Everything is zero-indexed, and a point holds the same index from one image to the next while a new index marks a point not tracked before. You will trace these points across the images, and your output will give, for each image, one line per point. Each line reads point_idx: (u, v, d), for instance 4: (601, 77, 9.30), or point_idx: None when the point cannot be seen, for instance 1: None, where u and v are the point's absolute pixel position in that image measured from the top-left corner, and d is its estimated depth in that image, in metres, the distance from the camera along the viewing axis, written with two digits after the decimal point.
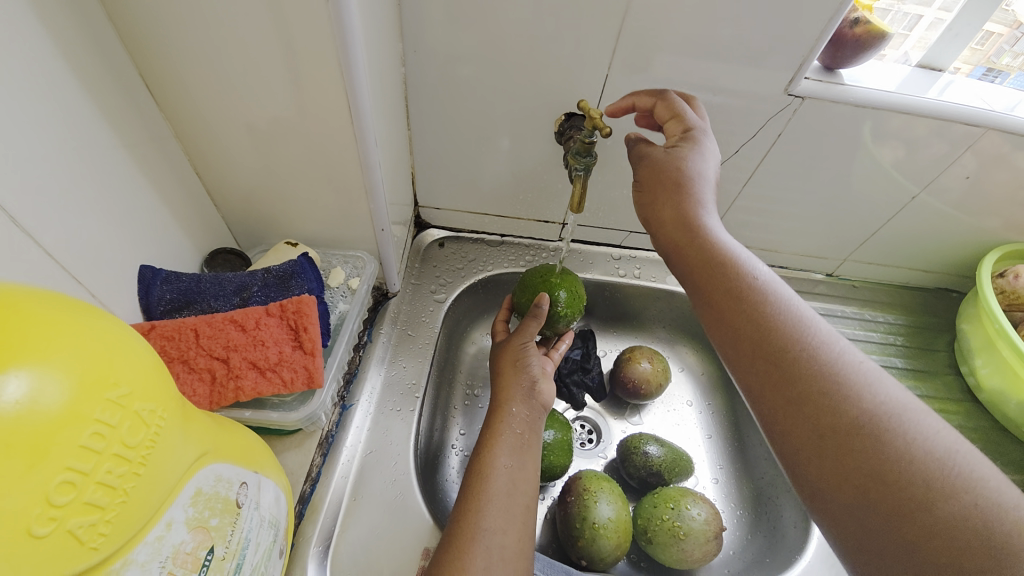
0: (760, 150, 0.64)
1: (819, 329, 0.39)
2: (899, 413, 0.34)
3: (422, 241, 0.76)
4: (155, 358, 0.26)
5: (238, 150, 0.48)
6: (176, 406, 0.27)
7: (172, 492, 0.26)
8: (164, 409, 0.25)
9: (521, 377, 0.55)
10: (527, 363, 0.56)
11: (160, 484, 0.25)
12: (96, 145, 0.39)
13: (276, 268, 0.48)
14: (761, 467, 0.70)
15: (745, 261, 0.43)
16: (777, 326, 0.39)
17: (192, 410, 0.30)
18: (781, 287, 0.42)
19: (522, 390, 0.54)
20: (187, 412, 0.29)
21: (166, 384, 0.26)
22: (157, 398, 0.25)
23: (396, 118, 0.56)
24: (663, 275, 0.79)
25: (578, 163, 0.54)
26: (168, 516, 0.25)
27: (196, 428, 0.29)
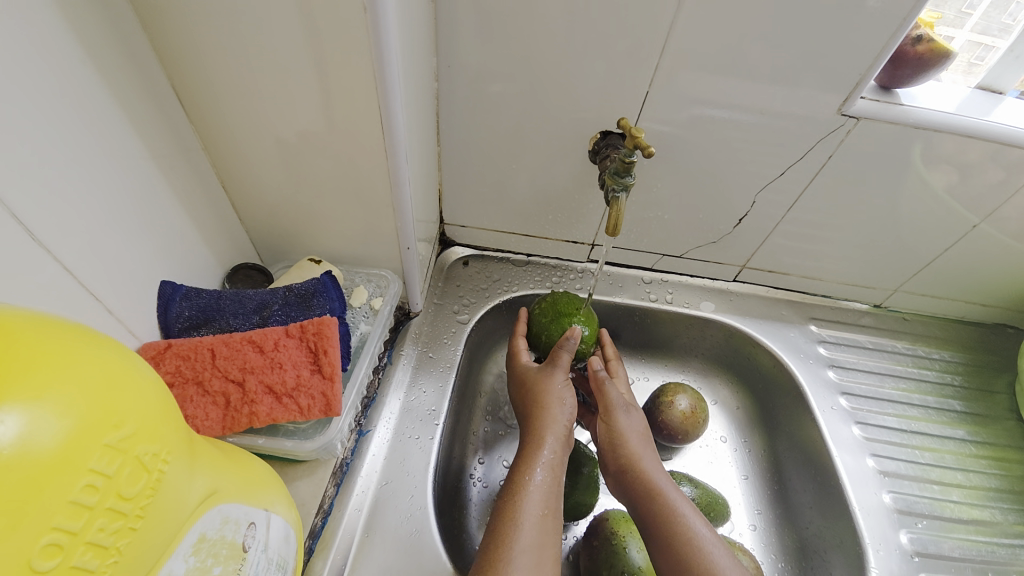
0: (807, 174, 0.60)
1: (703, 538, 0.48)
2: None
3: (446, 259, 0.74)
4: (163, 391, 0.23)
5: (266, 164, 0.47)
6: (184, 444, 0.24)
7: (172, 543, 0.23)
8: (170, 451, 0.23)
9: (552, 413, 0.52)
10: (559, 400, 0.53)
11: (160, 535, 0.22)
12: (122, 156, 0.38)
13: (297, 287, 0.47)
14: (805, 515, 0.65)
15: (653, 471, 0.53)
16: (675, 530, 0.49)
17: (199, 443, 0.28)
18: (681, 502, 0.51)
19: (555, 429, 0.51)
20: (194, 447, 0.26)
21: (174, 419, 0.24)
22: (162, 439, 0.22)
23: (426, 134, 0.55)
24: (697, 301, 0.75)
25: (616, 184, 0.51)
26: (165, 570, 0.23)
27: (204, 464, 0.27)
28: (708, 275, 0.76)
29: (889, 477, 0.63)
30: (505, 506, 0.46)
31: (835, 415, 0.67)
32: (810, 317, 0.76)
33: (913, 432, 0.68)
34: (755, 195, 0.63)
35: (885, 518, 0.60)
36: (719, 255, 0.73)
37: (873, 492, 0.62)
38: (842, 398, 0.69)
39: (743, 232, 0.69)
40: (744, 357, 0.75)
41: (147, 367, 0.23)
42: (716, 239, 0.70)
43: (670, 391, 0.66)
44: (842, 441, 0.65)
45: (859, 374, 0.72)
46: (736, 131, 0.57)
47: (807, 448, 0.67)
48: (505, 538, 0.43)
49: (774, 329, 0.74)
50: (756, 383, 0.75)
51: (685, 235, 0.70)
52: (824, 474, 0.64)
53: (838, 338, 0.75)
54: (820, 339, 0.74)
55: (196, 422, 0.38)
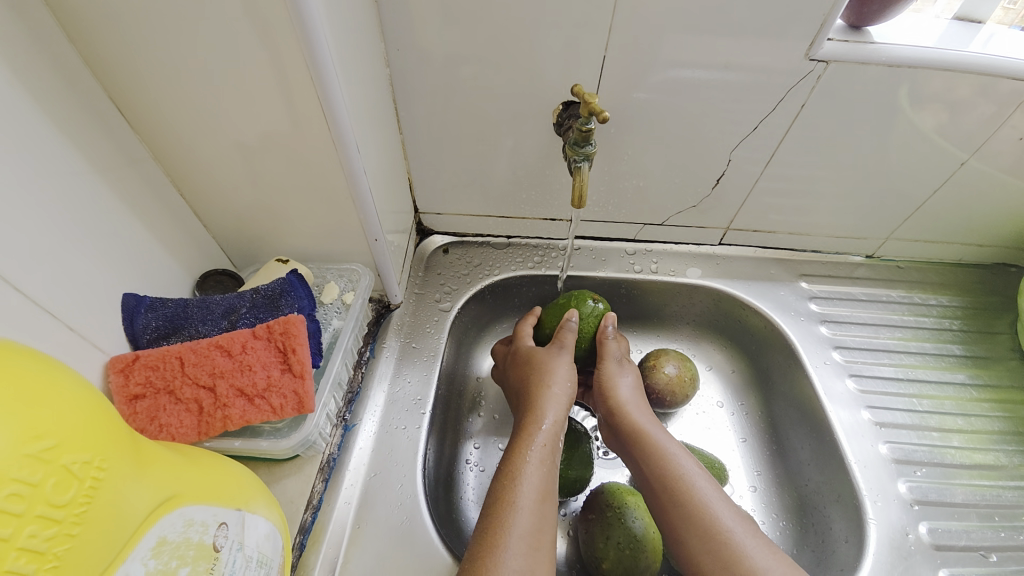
0: (782, 125, 0.58)
1: (683, 469, 0.49)
2: (736, 538, 0.44)
3: (425, 248, 0.73)
4: (93, 399, 0.24)
5: (219, 167, 0.47)
6: (123, 451, 0.25)
7: (125, 546, 0.24)
8: (105, 458, 0.23)
9: (553, 394, 0.52)
10: (560, 380, 0.53)
11: (108, 539, 0.23)
12: (65, 172, 0.37)
13: (264, 288, 0.46)
14: (805, 472, 0.64)
15: (634, 414, 0.54)
16: (656, 465, 0.50)
17: (150, 451, 0.28)
18: (662, 438, 0.52)
19: (554, 410, 0.51)
20: (143, 454, 0.27)
21: (111, 428, 0.24)
22: (94, 446, 0.23)
23: (383, 123, 0.54)
24: (683, 268, 0.74)
25: (577, 154, 0.50)
26: (123, 574, 0.23)
27: (156, 469, 0.27)
28: (693, 240, 0.74)
29: (886, 427, 0.62)
30: (499, 491, 0.45)
31: (829, 369, 0.66)
32: (800, 274, 0.74)
33: (910, 380, 0.67)
34: (731, 153, 0.62)
35: (883, 468, 0.59)
36: (702, 219, 0.71)
37: (871, 444, 0.61)
38: (836, 353, 0.68)
39: (723, 193, 0.67)
40: (735, 321, 0.74)
41: (72, 377, 0.24)
42: (696, 203, 0.68)
43: (656, 355, 0.68)
44: (837, 396, 0.64)
45: (853, 327, 0.70)
46: (703, 87, 0.55)
47: (803, 406, 0.66)
48: (500, 524, 0.42)
49: (764, 289, 0.73)
50: (748, 345, 0.74)
51: (665, 202, 0.68)
52: (821, 431, 0.64)
53: (830, 292, 0.73)
54: (811, 296, 0.73)
55: (170, 430, 0.38)
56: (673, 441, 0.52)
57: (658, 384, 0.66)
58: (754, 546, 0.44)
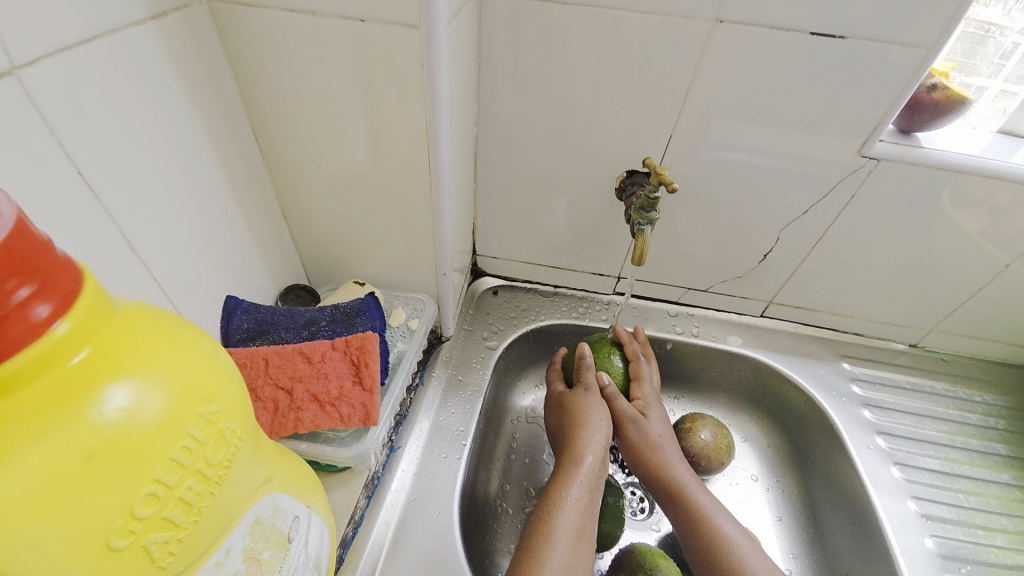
0: (832, 210, 0.62)
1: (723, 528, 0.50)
2: None
3: (476, 288, 0.77)
4: (244, 379, 0.27)
5: (321, 194, 0.53)
6: (252, 429, 0.28)
7: (235, 517, 0.26)
8: (243, 433, 0.26)
9: (592, 433, 0.53)
10: (596, 417, 0.55)
11: (227, 506, 0.25)
12: (206, 184, 0.44)
13: (344, 305, 0.51)
14: (846, 562, 0.61)
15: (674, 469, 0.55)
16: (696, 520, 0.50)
17: (263, 435, 0.31)
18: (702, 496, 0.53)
19: (593, 448, 0.52)
20: (260, 433, 0.30)
21: (251, 403, 0.28)
22: (240, 420, 0.26)
23: (465, 172, 0.60)
24: (723, 335, 0.75)
25: (641, 218, 0.54)
26: (228, 544, 0.26)
27: (265, 452, 0.30)
28: (735, 310, 0.76)
29: (932, 520, 0.60)
30: (536, 524, 0.46)
31: (872, 454, 0.65)
32: (841, 354, 0.75)
33: (956, 475, 0.64)
34: (780, 231, 0.65)
35: (928, 564, 0.57)
36: (746, 290, 0.73)
37: (916, 537, 0.59)
38: (879, 438, 0.67)
39: (769, 268, 0.70)
40: (774, 394, 0.74)
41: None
42: (742, 274, 0.71)
43: (692, 418, 0.68)
44: (880, 482, 0.63)
45: (897, 414, 0.70)
46: (759, 170, 0.60)
47: (843, 489, 0.65)
48: (535, 555, 0.43)
49: (804, 365, 0.73)
50: (786, 420, 0.73)
51: (711, 269, 0.71)
52: (863, 518, 0.61)
53: (872, 376, 0.73)
54: (853, 377, 0.73)
55: None
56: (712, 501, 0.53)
57: (693, 448, 0.66)
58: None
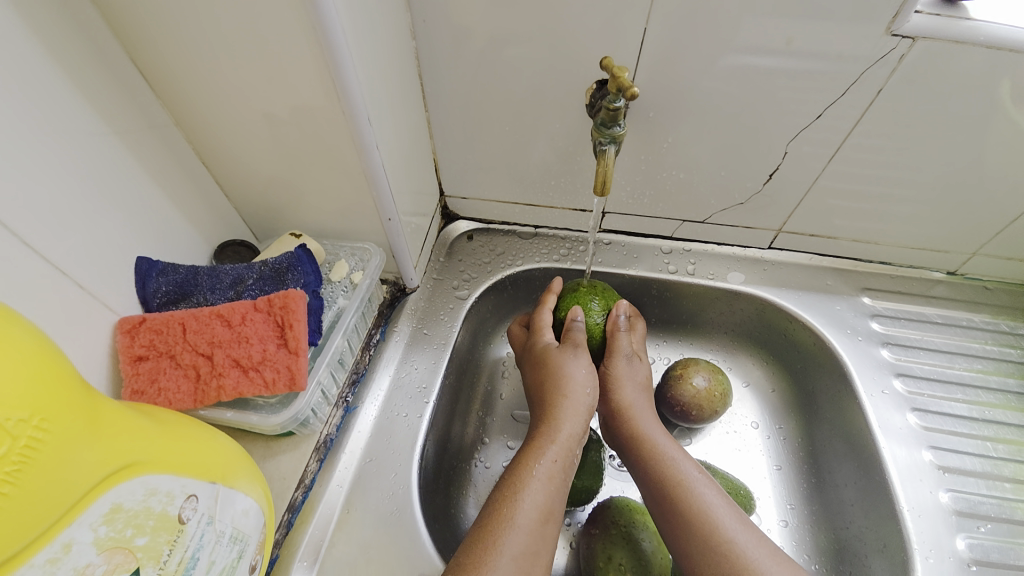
0: (852, 114, 0.50)
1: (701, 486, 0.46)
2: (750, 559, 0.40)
3: (448, 234, 0.70)
4: (43, 354, 0.23)
5: (235, 136, 0.47)
6: (71, 413, 0.24)
7: (68, 510, 0.23)
8: (45, 418, 0.23)
9: (572, 405, 0.48)
10: (581, 387, 0.49)
11: (37, 504, 0.22)
12: (83, 132, 0.38)
13: (272, 261, 0.47)
14: (847, 513, 0.57)
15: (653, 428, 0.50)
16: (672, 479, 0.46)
17: (114, 415, 0.28)
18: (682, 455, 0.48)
19: (571, 421, 0.47)
20: (100, 419, 0.26)
21: (63, 387, 0.24)
22: (32, 405, 0.22)
23: (404, 98, 0.51)
24: (724, 272, 0.67)
25: (602, 135, 0.46)
26: (66, 538, 0.23)
27: (115, 435, 0.27)
28: (739, 242, 0.67)
29: (949, 473, 0.54)
30: (498, 504, 0.42)
31: (887, 400, 0.58)
32: (862, 288, 0.66)
33: (986, 421, 0.57)
34: (788, 145, 0.54)
35: (940, 519, 0.51)
36: (750, 219, 0.64)
37: (929, 490, 0.53)
38: (897, 382, 0.59)
39: (777, 191, 0.59)
40: (780, 334, 0.67)
41: (29, 326, 0.23)
42: (745, 201, 0.61)
43: (685, 363, 0.62)
44: (893, 431, 0.56)
45: (922, 354, 0.61)
46: (760, 66, 0.48)
47: (851, 438, 0.59)
48: (494, 538, 0.39)
49: (817, 301, 0.65)
50: (793, 363, 0.67)
51: (708, 197, 0.62)
52: (870, 468, 0.56)
53: (897, 312, 0.64)
54: (873, 314, 0.64)
55: (168, 394, 0.39)
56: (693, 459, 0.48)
57: (684, 397, 0.60)
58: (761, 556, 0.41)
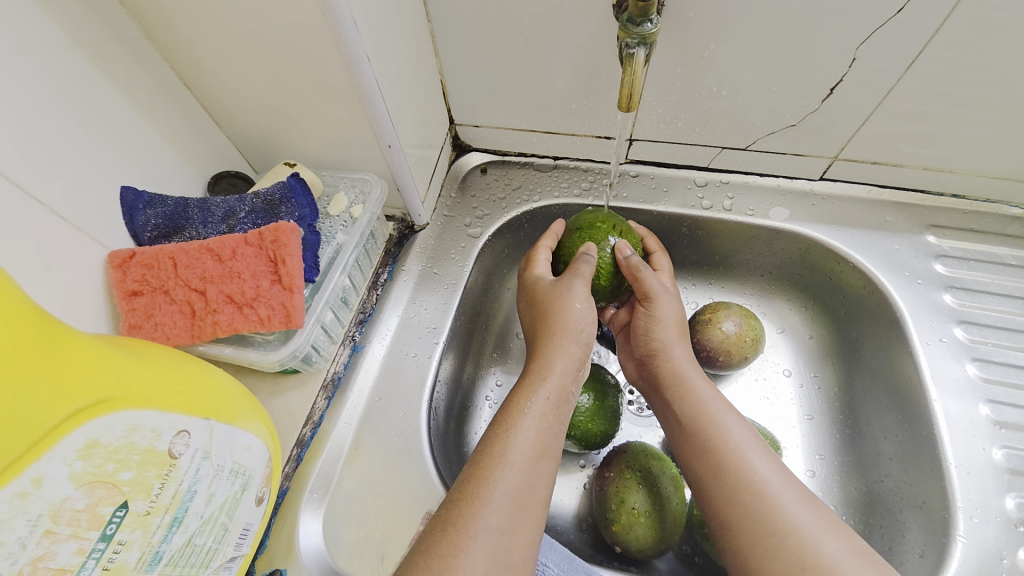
0: (935, 13, 0.41)
1: (719, 420, 0.43)
2: (767, 490, 0.39)
3: (460, 168, 0.65)
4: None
5: (212, 50, 0.42)
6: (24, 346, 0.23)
7: (35, 444, 0.23)
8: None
9: (563, 339, 0.45)
10: (576, 323, 0.46)
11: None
12: (43, 47, 0.34)
13: (264, 192, 0.44)
14: (884, 466, 0.53)
15: (674, 365, 0.48)
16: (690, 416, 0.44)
17: (87, 350, 0.27)
18: (701, 391, 0.46)
19: (564, 359, 0.45)
20: (66, 355, 0.25)
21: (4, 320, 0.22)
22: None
23: (400, 3, 0.44)
24: (766, 207, 0.60)
25: (629, 36, 0.39)
26: (35, 473, 0.23)
27: (87, 371, 0.26)
28: (785, 173, 0.59)
29: (1006, 429, 0.49)
30: (492, 439, 0.40)
31: (944, 349, 0.52)
32: (927, 225, 0.57)
33: None
34: (856, 51, 0.45)
35: (990, 477, 0.47)
36: (801, 145, 0.55)
37: (980, 446, 0.48)
38: (957, 329, 0.53)
39: (838, 110, 0.50)
40: (825, 277, 0.61)
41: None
42: (796, 122, 0.53)
43: (714, 307, 0.57)
44: (947, 382, 0.51)
45: (990, 299, 0.54)
46: None
47: (897, 390, 0.54)
48: (487, 473, 0.37)
49: (872, 239, 0.57)
50: (837, 308, 0.61)
51: (753, 119, 0.53)
52: (916, 422, 0.51)
53: (965, 252, 0.56)
54: (938, 254, 0.56)
55: (164, 330, 0.38)
56: (713, 395, 0.45)
57: (710, 342, 0.56)
58: (792, 501, 0.38)
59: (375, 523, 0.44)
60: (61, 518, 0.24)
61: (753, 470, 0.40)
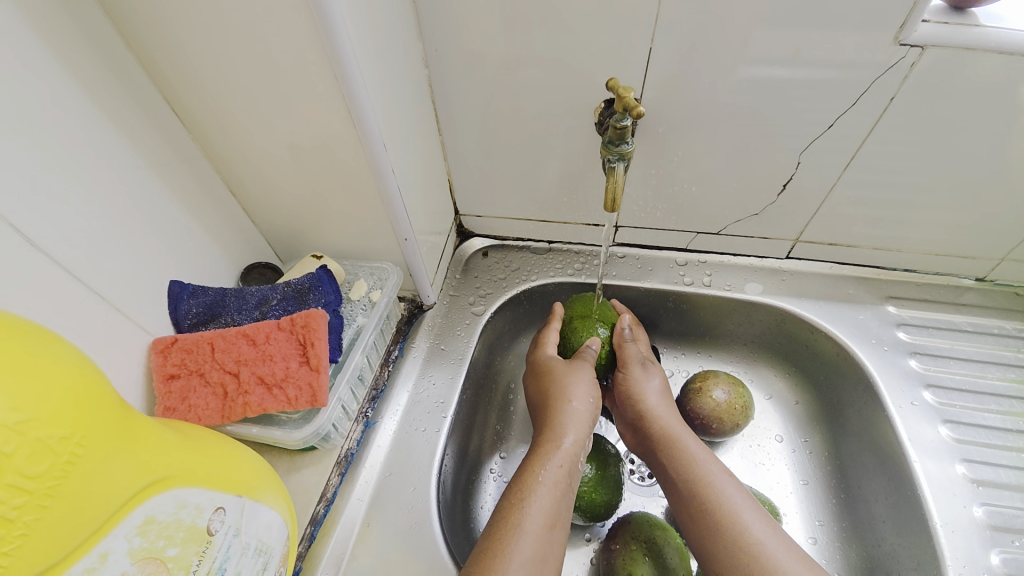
0: (870, 114, 0.50)
1: (717, 480, 0.46)
2: (768, 553, 0.41)
3: (465, 252, 0.71)
4: (85, 375, 0.26)
5: (260, 164, 0.49)
6: (106, 429, 0.27)
7: (106, 521, 0.25)
8: (85, 436, 0.25)
9: (573, 408, 0.49)
10: (581, 394, 0.50)
11: (77, 516, 0.24)
12: (119, 166, 0.41)
13: (295, 282, 0.49)
14: (879, 531, 0.55)
15: (671, 428, 0.51)
16: (690, 477, 0.46)
17: (150, 432, 0.30)
18: (699, 451, 0.48)
19: (573, 427, 0.48)
20: (134, 434, 0.29)
21: (95, 404, 0.26)
22: (75, 423, 0.25)
23: (419, 123, 0.53)
24: (741, 283, 0.66)
25: (611, 153, 0.47)
26: (103, 548, 0.25)
27: (149, 452, 0.29)
28: (755, 252, 0.67)
29: (984, 487, 0.51)
30: (506, 510, 0.42)
31: (916, 412, 0.56)
32: (886, 296, 0.64)
33: (1022, 433, 0.54)
34: (800, 154, 0.54)
35: (975, 535, 0.49)
36: (766, 229, 0.63)
37: (962, 505, 0.50)
38: (926, 392, 0.57)
39: (792, 200, 0.59)
40: (802, 344, 0.66)
41: (72, 350, 0.26)
42: (759, 211, 0.61)
43: (704, 376, 0.62)
44: (924, 444, 0.54)
45: (953, 363, 0.59)
46: (779, 68, 0.48)
47: (881, 451, 0.57)
48: (500, 546, 0.39)
49: (839, 311, 0.63)
50: (817, 375, 0.65)
51: (721, 208, 0.62)
52: (901, 483, 0.54)
53: (924, 320, 0.62)
54: (899, 322, 0.62)
55: (198, 411, 0.41)
56: (711, 457, 0.48)
57: (703, 410, 0.59)
58: (794, 564, 0.40)
59: None
60: None
61: (755, 533, 0.42)
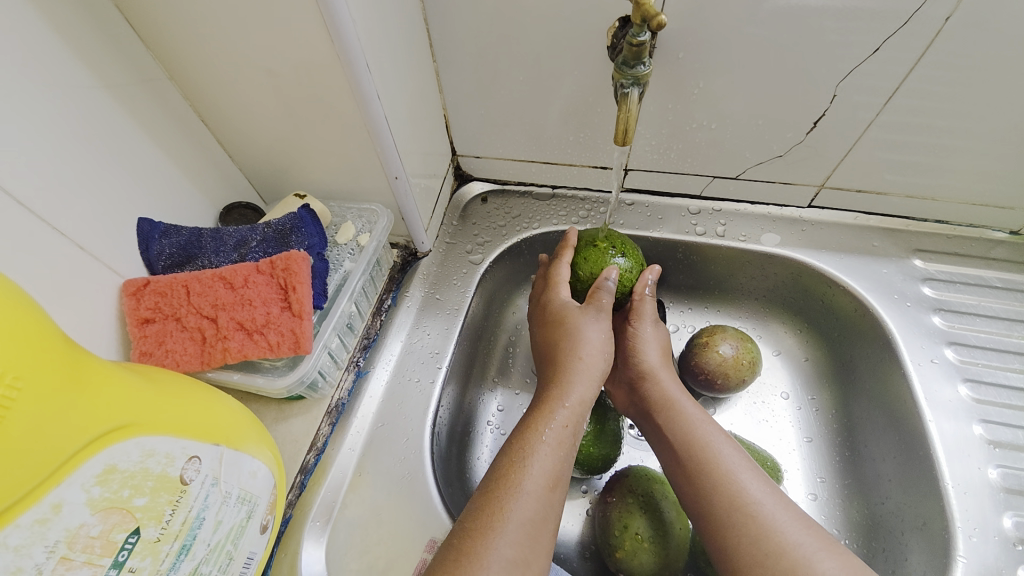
0: (915, 47, 0.43)
1: (714, 442, 0.44)
2: (761, 511, 0.39)
3: (462, 197, 0.67)
4: (16, 311, 0.23)
5: (229, 89, 0.44)
6: (51, 373, 0.24)
7: (57, 470, 0.23)
8: (20, 376, 0.23)
9: (579, 365, 0.46)
10: (594, 349, 0.47)
11: (19, 466, 0.22)
12: (71, 86, 0.36)
13: (275, 222, 0.46)
14: (883, 489, 0.54)
15: (672, 391, 0.49)
16: (687, 438, 0.45)
17: (109, 377, 0.28)
18: (699, 414, 0.46)
19: (580, 387, 0.45)
20: (90, 379, 0.26)
21: (35, 345, 0.23)
22: (6, 363, 0.22)
23: (407, 46, 0.47)
24: (757, 233, 0.62)
25: (623, 77, 0.42)
26: (55, 499, 0.23)
27: (108, 397, 0.27)
28: (775, 200, 0.62)
29: (1001, 448, 0.50)
30: (504, 467, 0.40)
31: (935, 370, 0.53)
32: (913, 249, 0.60)
33: None
34: (837, 87, 0.48)
35: (988, 497, 0.47)
36: (789, 174, 0.58)
37: (976, 466, 0.49)
38: (948, 350, 0.54)
39: (823, 141, 0.53)
40: (817, 300, 0.62)
41: (3, 282, 0.23)
42: (783, 153, 0.55)
43: (711, 331, 0.59)
44: (941, 404, 0.52)
45: (978, 321, 0.56)
46: None
47: (892, 410, 0.55)
48: (498, 505, 0.38)
49: (861, 265, 0.59)
50: (831, 332, 0.62)
51: (742, 150, 0.56)
52: (913, 443, 0.52)
53: (951, 275, 0.58)
54: (925, 277, 0.58)
55: (175, 356, 0.39)
56: (711, 420, 0.46)
57: (709, 365, 0.57)
58: (788, 520, 0.38)
59: (378, 549, 0.43)
60: (77, 544, 0.24)
61: (751, 492, 0.40)
